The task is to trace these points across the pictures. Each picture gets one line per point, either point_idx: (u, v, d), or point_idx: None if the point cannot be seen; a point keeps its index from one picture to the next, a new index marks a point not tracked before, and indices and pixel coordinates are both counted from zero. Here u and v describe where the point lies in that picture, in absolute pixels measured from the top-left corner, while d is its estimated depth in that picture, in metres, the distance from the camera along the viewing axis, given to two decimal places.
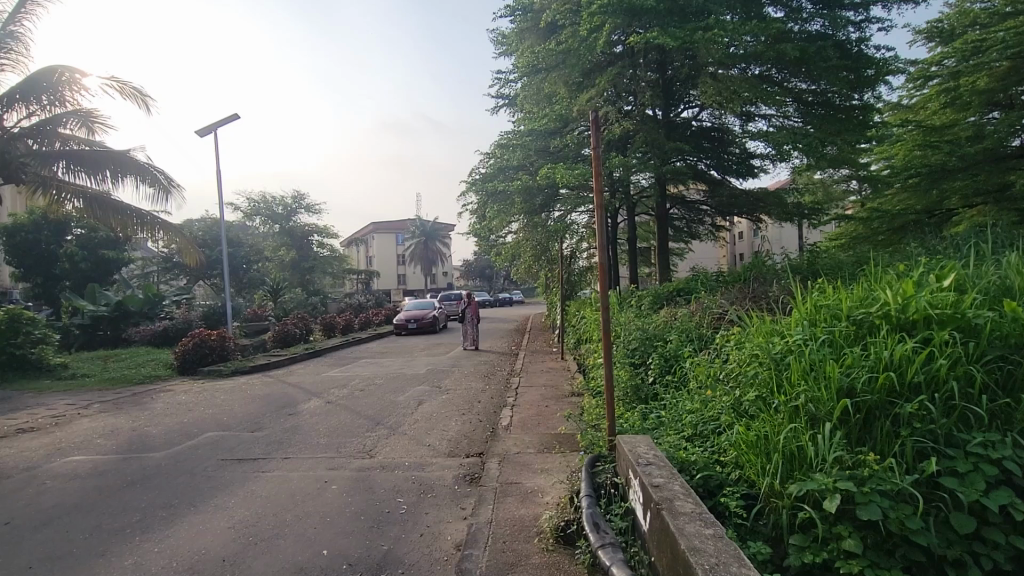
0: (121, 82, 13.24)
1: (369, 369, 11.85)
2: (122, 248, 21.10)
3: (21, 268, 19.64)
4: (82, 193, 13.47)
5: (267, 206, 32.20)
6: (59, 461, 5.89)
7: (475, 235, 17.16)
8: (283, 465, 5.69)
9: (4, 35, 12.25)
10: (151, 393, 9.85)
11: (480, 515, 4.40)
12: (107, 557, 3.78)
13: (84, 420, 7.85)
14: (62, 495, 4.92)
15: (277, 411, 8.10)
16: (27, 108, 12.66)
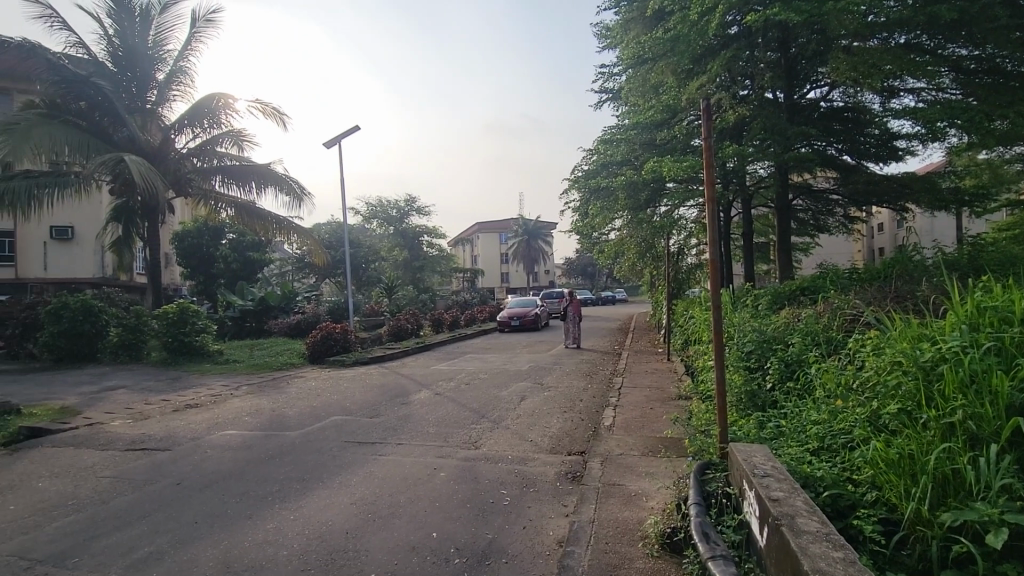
0: (264, 102, 15.09)
1: (474, 363, 12.29)
2: (264, 250, 23.96)
3: (188, 268, 23.11)
4: (235, 203, 15.56)
5: (383, 209, 34.70)
6: (216, 434, 6.85)
7: (577, 233, 17.08)
8: (397, 450, 6.10)
9: (177, 71, 14.47)
10: (287, 378, 11.09)
11: (582, 514, 4.37)
12: (254, 519, 4.32)
13: (235, 399, 9.05)
14: (219, 463, 5.71)
15: (391, 400, 8.71)
16: (193, 130, 14.93)
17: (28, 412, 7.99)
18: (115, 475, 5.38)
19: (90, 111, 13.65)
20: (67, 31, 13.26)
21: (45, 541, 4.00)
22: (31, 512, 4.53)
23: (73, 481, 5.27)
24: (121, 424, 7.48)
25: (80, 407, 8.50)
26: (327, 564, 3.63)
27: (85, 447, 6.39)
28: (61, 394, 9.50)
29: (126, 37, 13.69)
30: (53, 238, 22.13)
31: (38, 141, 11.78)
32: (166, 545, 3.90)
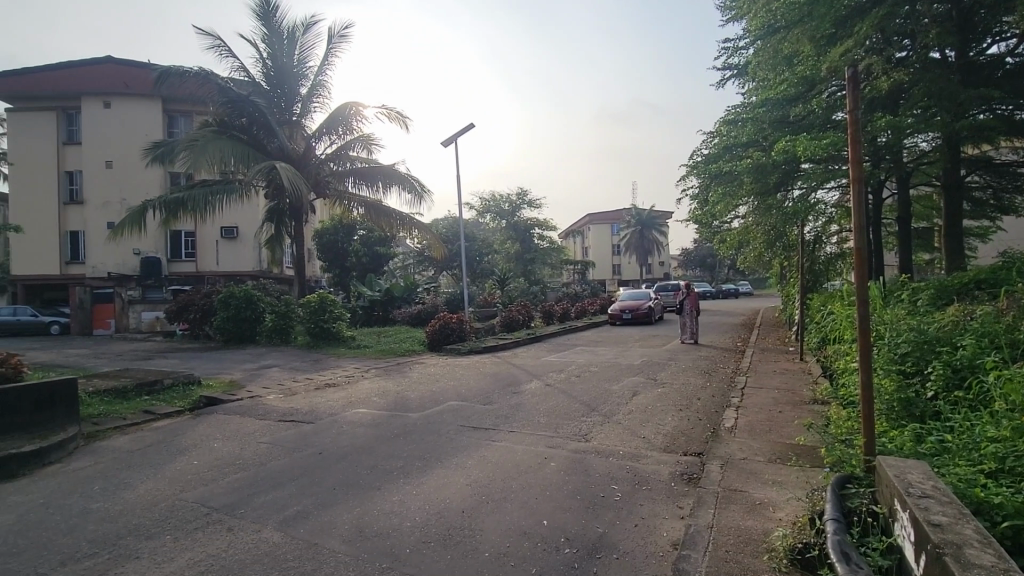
0: (389, 108, 16.41)
1: (585, 356, 12.20)
2: (389, 245, 25.94)
3: (326, 262, 25.75)
4: (364, 201, 16.99)
5: (496, 203, 35.60)
6: (350, 411, 7.60)
7: (696, 222, 16.15)
8: (508, 438, 6.27)
9: (317, 85, 16.14)
10: (409, 364, 11.93)
11: (699, 518, 4.14)
12: (382, 491, 4.72)
13: (365, 381, 9.96)
14: (353, 438, 6.32)
15: (504, 388, 9.00)
16: (330, 137, 16.56)
17: (206, 383, 9.51)
18: (270, 442, 6.21)
19: (249, 126, 15.66)
20: (232, 57, 15.38)
21: (219, 492, 4.74)
22: (208, 468, 5.39)
23: (239, 444, 6.17)
24: (275, 398, 8.59)
25: (244, 382, 9.93)
26: (445, 539, 3.84)
27: (248, 416, 7.45)
28: (230, 370, 11.17)
29: (277, 58, 15.54)
30: (223, 237, 25.98)
31: (211, 155, 13.87)
32: (310, 506, 4.41)
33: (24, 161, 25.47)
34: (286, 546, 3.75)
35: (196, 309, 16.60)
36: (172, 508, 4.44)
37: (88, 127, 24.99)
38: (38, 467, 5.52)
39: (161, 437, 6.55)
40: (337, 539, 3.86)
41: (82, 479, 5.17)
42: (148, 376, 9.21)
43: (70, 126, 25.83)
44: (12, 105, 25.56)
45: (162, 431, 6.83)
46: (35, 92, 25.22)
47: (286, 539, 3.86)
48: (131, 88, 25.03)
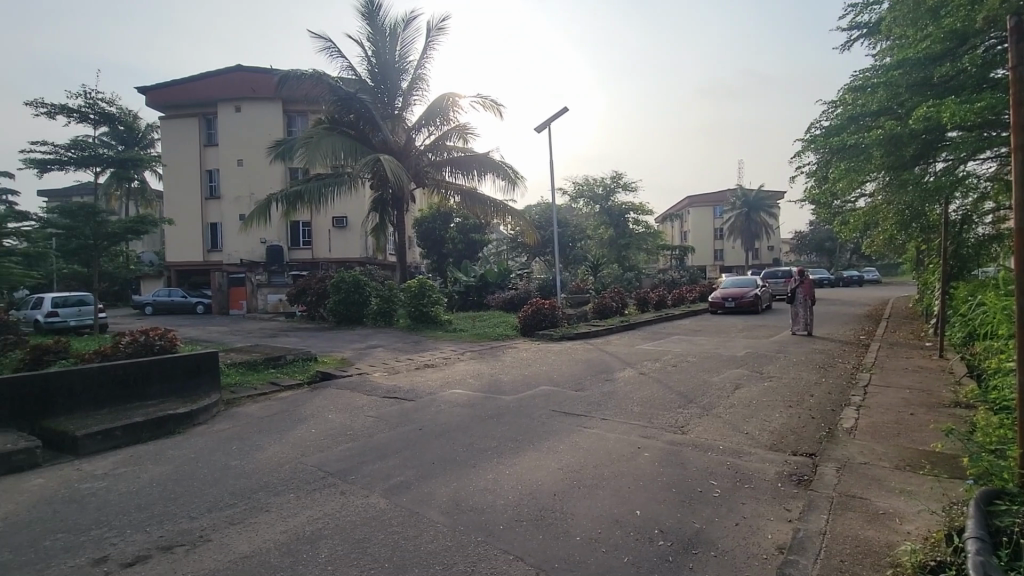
0: (484, 97, 16.72)
1: (682, 346, 11.69)
2: (484, 232, 26.59)
3: (425, 248, 26.99)
4: (460, 189, 17.58)
5: (590, 187, 34.94)
6: (447, 391, 7.96)
7: (812, 202, 14.75)
8: (601, 425, 6.21)
9: (417, 79, 16.85)
10: (503, 348, 12.21)
11: (810, 523, 3.84)
12: (477, 468, 4.90)
13: (462, 363, 10.37)
14: (449, 416, 6.64)
15: (596, 375, 8.92)
16: (429, 129, 17.21)
17: (322, 360, 10.44)
18: (376, 416, 6.70)
19: (356, 122, 16.72)
20: (342, 57, 16.48)
21: (333, 459, 5.20)
22: (324, 437, 5.94)
23: (350, 417, 6.73)
24: (380, 376, 9.22)
25: (353, 359, 10.77)
26: (538, 519, 3.91)
27: (356, 391, 8.08)
28: (341, 348, 12.17)
29: (380, 54, 16.39)
30: (334, 227, 28.20)
31: (324, 150, 15.05)
32: (412, 478, 4.70)
33: (172, 161, 29.23)
34: (391, 513, 4.04)
35: (312, 293, 18.24)
36: (294, 469, 4.95)
37: (224, 130, 28.19)
38: (189, 426, 6.41)
39: (285, 406, 7.31)
40: (436, 510, 4.08)
41: (223, 439, 5.93)
42: (274, 352, 10.32)
43: (210, 129, 29.28)
44: (165, 113, 29.47)
45: (285, 401, 7.62)
46: (182, 101, 28.84)
47: (390, 506, 4.15)
48: (258, 92, 27.80)
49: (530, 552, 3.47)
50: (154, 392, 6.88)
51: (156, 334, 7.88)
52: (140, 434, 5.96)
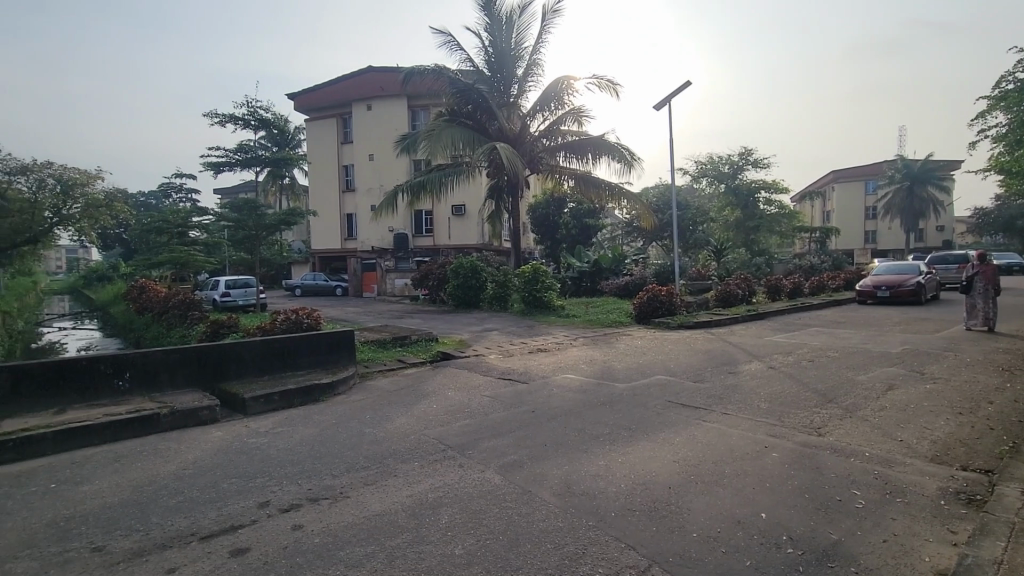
0: (599, 77, 16.30)
1: (821, 338, 10.51)
2: (598, 216, 26.08)
3: (539, 234, 27.21)
4: (574, 174, 17.49)
5: (715, 165, 32.09)
6: (559, 376, 8.02)
7: (998, 171, 12.31)
8: (723, 419, 5.84)
9: (532, 65, 16.96)
10: (617, 335, 11.96)
11: (982, 550, 3.24)
12: (589, 454, 4.88)
13: (575, 349, 10.34)
14: (562, 400, 6.67)
15: (718, 367, 8.38)
16: (543, 114, 17.22)
17: (442, 341, 11.09)
18: (492, 396, 6.96)
19: (474, 112, 17.20)
20: (461, 50, 17.06)
21: (453, 434, 5.51)
22: (444, 412, 6.30)
23: (468, 395, 7.06)
24: (496, 358, 9.56)
25: (471, 341, 11.28)
26: (651, 510, 3.79)
27: (474, 371, 8.47)
28: (460, 330, 12.80)
29: (497, 43, 16.65)
30: (454, 214, 29.60)
31: (445, 141, 15.74)
32: (525, 457, 4.81)
33: (317, 159, 32.63)
34: (505, 489, 4.18)
35: (434, 278, 19.41)
36: (418, 441, 5.33)
37: (357, 128, 30.78)
38: (331, 395, 7.19)
39: (410, 382, 7.89)
40: (547, 490, 4.14)
41: (359, 409, 6.56)
42: (400, 332, 11.16)
43: (346, 128, 32.19)
44: (310, 115, 32.96)
45: (410, 377, 8.23)
46: (324, 104, 32.02)
47: (504, 482, 4.30)
48: (386, 90, 29.88)
49: (641, 542, 3.38)
50: (303, 363, 7.80)
51: (304, 313, 8.90)
52: (292, 399, 6.81)
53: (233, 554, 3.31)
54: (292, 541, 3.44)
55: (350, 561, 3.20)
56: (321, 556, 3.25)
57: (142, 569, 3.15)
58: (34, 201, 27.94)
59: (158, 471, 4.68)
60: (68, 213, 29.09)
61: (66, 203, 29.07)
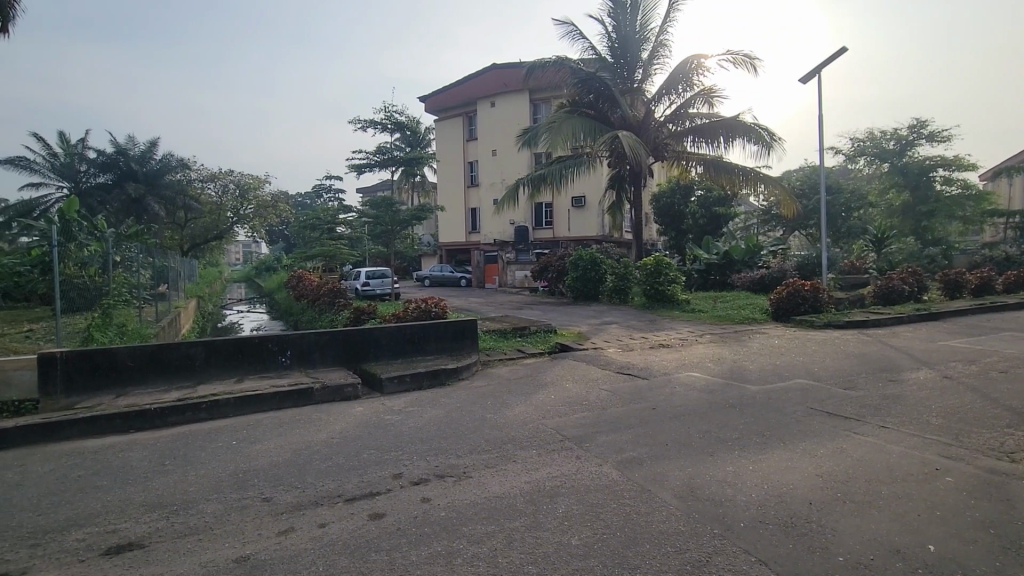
0: (735, 52, 15.05)
1: (1018, 346, 8.68)
2: (730, 204, 24.17)
3: (664, 225, 25.95)
4: (703, 159, 16.43)
5: (877, 142, 27.88)
6: (683, 373, 7.61)
7: None
8: (879, 433, 5.09)
9: (659, 46, 16.26)
10: (749, 333, 11.02)
11: None
12: (714, 458, 4.56)
13: (701, 346, 9.75)
14: (687, 399, 6.32)
15: (875, 373, 7.32)
16: (669, 98, 16.37)
17: (561, 333, 11.14)
18: (611, 390, 6.83)
19: (596, 101, 16.80)
20: (583, 39, 16.82)
21: (570, 425, 5.52)
22: (562, 403, 6.33)
23: (586, 388, 7.01)
24: (615, 352, 9.37)
25: (589, 334, 11.18)
26: (787, 526, 3.43)
27: (592, 364, 8.39)
28: (579, 323, 12.75)
29: (621, 27, 16.11)
30: (574, 206, 29.52)
31: (567, 132, 15.51)
32: (645, 455, 4.65)
33: (445, 156, 34.52)
34: (623, 486, 4.07)
35: (553, 270, 19.53)
36: (538, 430, 5.42)
37: (482, 125, 31.96)
38: (455, 379, 7.61)
39: (529, 371, 8.06)
40: (668, 491, 3.95)
41: (482, 395, 6.85)
42: (520, 323, 11.42)
43: (471, 126, 33.60)
44: (439, 116, 34.93)
45: (529, 367, 8.39)
46: (451, 104, 33.75)
47: (622, 478, 4.19)
48: (509, 86, 30.59)
49: (775, 559, 3.08)
50: (431, 348, 8.34)
51: (432, 303, 9.49)
52: (422, 382, 7.32)
53: (371, 518, 3.65)
54: (421, 512, 3.70)
55: (473, 537, 3.36)
56: (447, 530, 3.45)
57: (300, 521, 3.61)
58: (221, 204, 34.39)
59: (312, 438, 5.34)
60: (244, 212, 35.37)
61: (242, 204, 35.46)
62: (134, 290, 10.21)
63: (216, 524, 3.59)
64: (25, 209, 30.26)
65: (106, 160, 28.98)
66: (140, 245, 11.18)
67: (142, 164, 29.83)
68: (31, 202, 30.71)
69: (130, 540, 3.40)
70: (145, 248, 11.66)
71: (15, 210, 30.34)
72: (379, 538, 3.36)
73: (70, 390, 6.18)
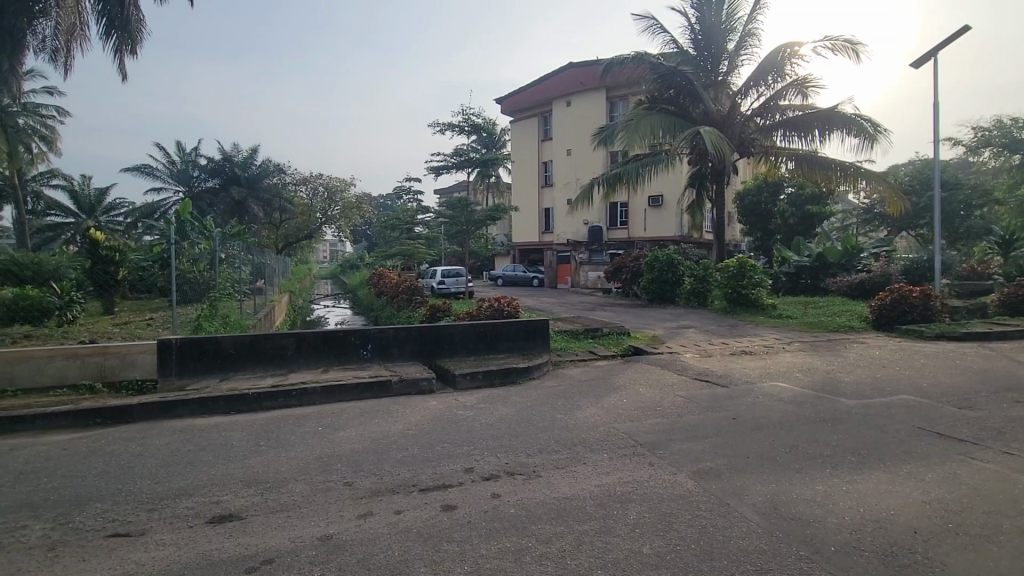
0: (834, 38, 13.92)
1: None
2: (825, 201, 22.29)
3: (749, 225, 24.52)
4: (795, 154, 15.34)
5: (1006, 131, 24.57)
6: (767, 383, 7.13)
7: None
8: (1002, 459, 4.48)
9: (747, 36, 15.42)
10: (845, 342, 10.15)
11: None
12: (801, 475, 4.24)
13: (788, 354, 9.12)
14: (771, 411, 5.93)
15: (999, 393, 6.46)
16: (757, 90, 15.47)
17: (634, 335, 10.86)
18: (687, 397, 6.56)
19: (677, 96, 16.19)
20: (664, 32, 16.24)
21: (642, 430, 5.36)
22: (635, 408, 6.17)
23: (660, 393, 6.79)
24: (692, 357, 9.00)
25: (664, 338, 10.80)
26: (886, 554, 3.12)
27: (668, 368, 8.09)
28: (654, 326, 12.36)
29: (705, 18, 15.37)
30: (651, 205, 28.67)
31: (645, 129, 14.92)
32: (724, 467, 4.41)
33: (520, 157, 34.81)
34: (700, 497, 3.88)
35: (628, 271, 19.08)
36: (609, 433, 5.32)
37: (558, 125, 31.89)
38: (526, 379, 7.66)
39: (601, 374, 7.93)
40: (749, 506, 3.73)
41: (553, 395, 6.84)
42: (593, 324, 11.28)
43: (546, 126, 33.60)
44: (515, 117, 35.28)
45: (601, 369, 8.26)
46: (527, 105, 33.93)
47: (698, 489, 4.01)
48: (586, 85, 30.30)
49: None
50: (503, 347, 8.45)
51: (504, 302, 9.61)
52: (493, 380, 7.44)
53: (443, 509, 3.76)
54: (491, 507, 3.76)
55: (542, 536, 3.36)
56: (516, 527, 3.48)
57: (377, 507, 3.79)
58: (311, 205, 36.93)
59: (390, 429, 5.59)
60: (331, 213, 37.74)
61: (329, 206, 37.85)
62: (236, 285, 11.25)
63: (303, 502, 3.87)
64: (149, 211, 34.27)
65: (215, 166, 32.20)
66: (242, 244, 12.29)
67: (245, 169, 32.78)
68: (154, 204, 34.78)
69: (230, 511, 3.73)
70: (246, 247, 12.81)
71: (141, 212, 34.47)
72: (450, 529, 3.46)
73: (183, 372, 6.90)
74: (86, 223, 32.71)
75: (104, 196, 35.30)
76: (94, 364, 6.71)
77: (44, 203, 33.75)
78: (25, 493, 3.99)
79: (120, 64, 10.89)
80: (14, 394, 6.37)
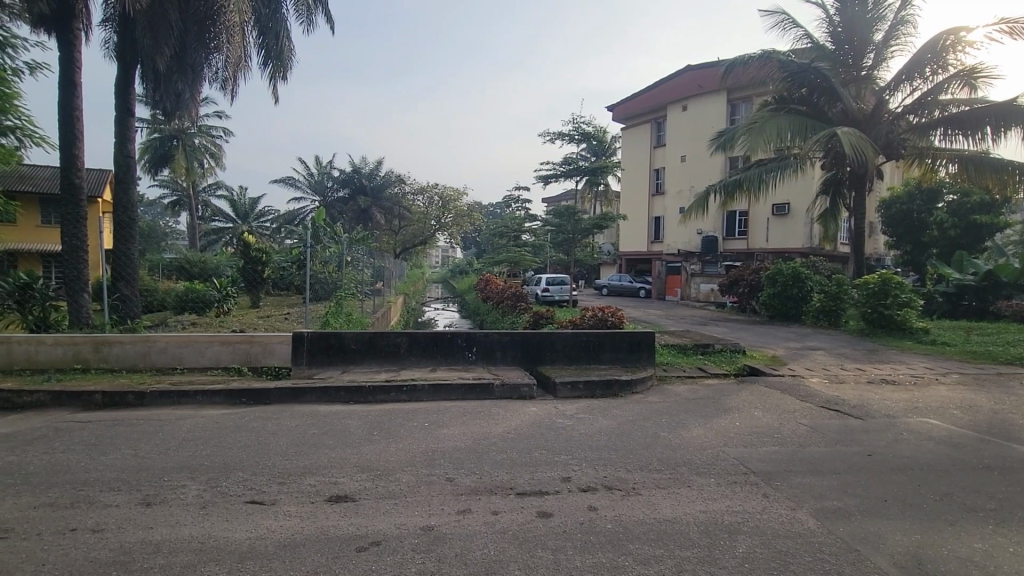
0: (1014, 18, 11.81)
1: None
2: (997, 210, 18.88)
3: (896, 236, 21.66)
4: (958, 155, 13.33)
5: None
6: (915, 419, 6.17)
7: None
8: None
9: (899, 24, 13.72)
10: (1021, 378, 8.50)
11: None
12: (955, 529, 3.60)
13: (942, 387, 7.86)
14: (918, 450, 5.13)
15: None
16: (911, 85, 13.73)
17: (751, 354, 10.06)
18: (812, 426, 5.91)
19: (810, 95, 14.75)
20: (796, 28, 14.95)
21: (757, 458, 4.91)
22: (750, 433, 5.68)
23: (779, 419, 6.20)
24: (819, 382, 8.11)
25: (786, 359, 9.84)
26: None
27: (789, 393, 7.36)
28: (774, 345, 11.35)
29: (846, 8, 13.86)
30: (775, 214, 26.45)
31: (770, 132, 13.74)
32: (854, 508, 3.89)
33: (631, 165, 34.10)
34: (822, 538, 3.48)
35: (745, 284, 17.74)
36: (717, 457, 4.96)
37: (672, 131, 30.77)
38: (629, 392, 7.42)
39: (711, 393, 7.42)
40: (885, 556, 3.25)
41: (658, 412, 6.52)
42: (704, 339, 10.64)
43: (660, 132, 32.45)
44: (627, 125, 34.63)
45: (712, 388, 7.73)
46: (640, 111, 33.09)
47: (820, 529, 3.59)
48: (704, 88, 28.88)
49: None
50: (606, 358, 8.26)
51: (609, 312, 9.42)
52: (595, 390, 7.31)
53: (539, 515, 3.75)
54: (587, 519, 3.68)
55: (640, 557, 3.21)
56: (612, 543, 3.37)
57: (476, 505, 3.89)
58: (427, 212, 38.70)
59: (491, 431, 5.71)
60: (445, 221, 39.36)
61: (444, 213, 39.32)
62: (359, 285, 12.28)
63: (409, 492, 4.09)
64: (290, 218, 38.79)
65: (346, 178, 35.67)
66: (366, 248, 13.42)
67: (371, 180, 35.98)
68: (294, 212, 39.21)
69: (345, 493, 4.06)
70: (369, 251, 13.97)
71: (284, 219, 39.09)
72: (545, 536, 3.44)
73: (311, 363, 7.65)
74: (241, 228, 37.89)
75: (256, 205, 40.75)
76: (241, 350, 7.70)
77: (211, 210, 39.90)
78: (187, 457, 4.68)
79: (274, 88, 12.48)
80: (182, 371, 7.53)
